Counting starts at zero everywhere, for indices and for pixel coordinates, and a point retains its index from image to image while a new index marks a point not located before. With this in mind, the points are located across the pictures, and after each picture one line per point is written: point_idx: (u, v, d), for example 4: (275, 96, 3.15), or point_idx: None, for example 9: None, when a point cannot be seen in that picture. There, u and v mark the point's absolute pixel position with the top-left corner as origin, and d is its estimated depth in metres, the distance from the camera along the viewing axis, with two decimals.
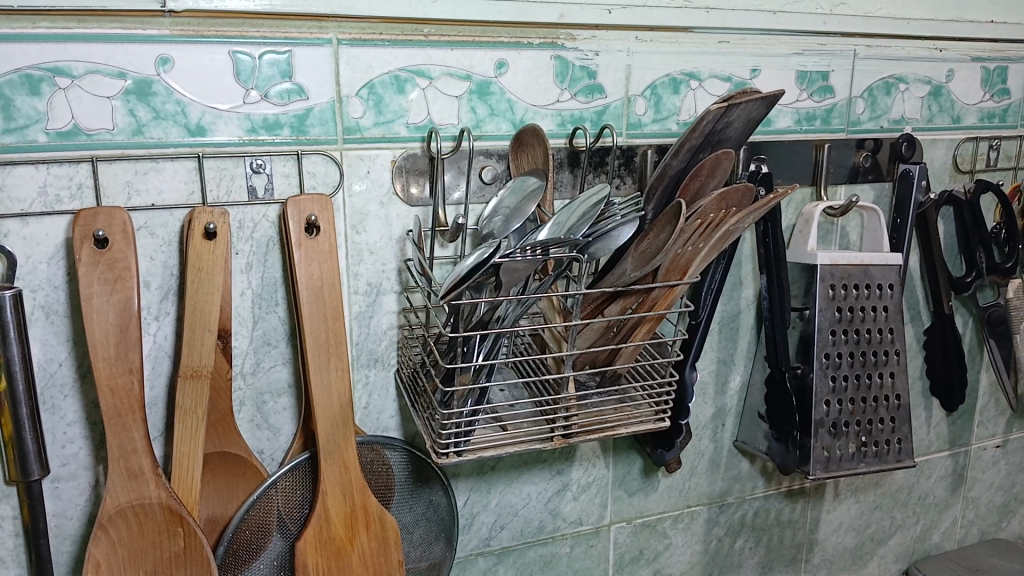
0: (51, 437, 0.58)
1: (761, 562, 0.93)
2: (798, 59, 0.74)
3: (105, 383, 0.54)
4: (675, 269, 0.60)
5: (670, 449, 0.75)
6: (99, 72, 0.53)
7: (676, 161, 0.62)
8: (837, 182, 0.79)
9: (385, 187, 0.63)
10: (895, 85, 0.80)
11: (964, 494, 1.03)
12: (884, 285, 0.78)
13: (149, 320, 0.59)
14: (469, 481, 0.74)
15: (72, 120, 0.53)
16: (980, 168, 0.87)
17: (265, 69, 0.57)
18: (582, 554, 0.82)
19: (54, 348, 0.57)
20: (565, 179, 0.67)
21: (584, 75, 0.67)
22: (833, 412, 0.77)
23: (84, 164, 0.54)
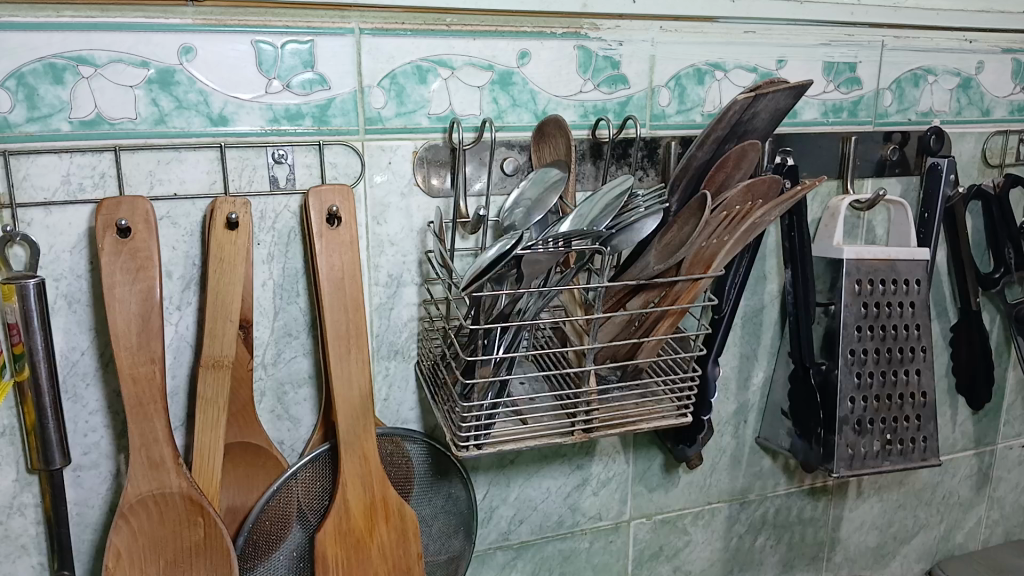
0: (73, 426, 0.58)
1: (783, 560, 0.92)
2: (824, 50, 0.73)
3: (127, 372, 0.54)
4: (699, 262, 0.59)
5: (692, 444, 0.74)
6: (122, 61, 0.53)
7: (700, 152, 0.61)
8: (863, 176, 0.78)
9: (407, 178, 0.62)
10: (923, 77, 0.78)
11: (989, 493, 1.02)
12: (911, 280, 0.77)
13: (171, 309, 0.59)
14: (489, 475, 0.73)
15: (94, 109, 0.53)
16: (1009, 162, 0.86)
17: (288, 59, 0.57)
18: (601, 550, 0.81)
19: (77, 337, 0.57)
20: (587, 171, 0.66)
21: (607, 66, 0.66)
22: (858, 409, 0.76)
23: (107, 154, 0.54)
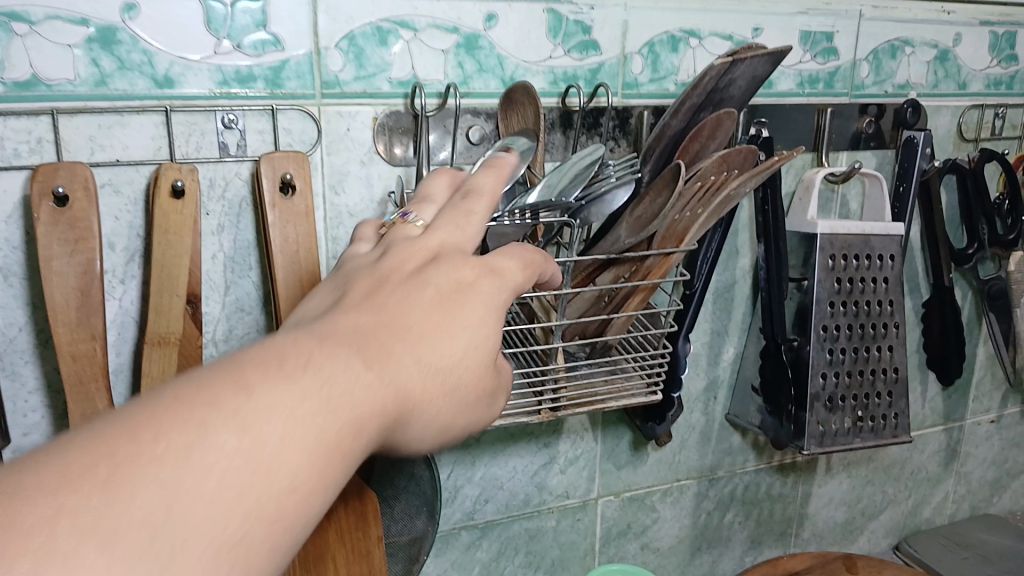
0: (11, 405, 0.55)
1: (751, 536, 0.92)
2: (801, 19, 0.71)
3: (65, 350, 0.51)
4: (671, 237, 0.57)
5: (661, 422, 0.72)
6: (59, 18, 0.49)
7: (675, 121, 0.59)
8: (838, 149, 0.76)
9: (366, 146, 0.60)
10: (900, 48, 0.76)
11: (957, 469, 1.02)
12: (885, 256, 0.75)
13: (114, 283, 0.55)
14: (453, 454, 0.71)
15: (30, 69, 0.50)
16: (984, 137, 0.84)
17: (239, 18, 0.53)
18: (568, 528, 0.80)
19: (13, 312, 0.54)
20: (557, 140, 0.64)
21: (578, 31, 0.63)
22: (829, 385, 0.74)
23: (44, 117, 0.51)
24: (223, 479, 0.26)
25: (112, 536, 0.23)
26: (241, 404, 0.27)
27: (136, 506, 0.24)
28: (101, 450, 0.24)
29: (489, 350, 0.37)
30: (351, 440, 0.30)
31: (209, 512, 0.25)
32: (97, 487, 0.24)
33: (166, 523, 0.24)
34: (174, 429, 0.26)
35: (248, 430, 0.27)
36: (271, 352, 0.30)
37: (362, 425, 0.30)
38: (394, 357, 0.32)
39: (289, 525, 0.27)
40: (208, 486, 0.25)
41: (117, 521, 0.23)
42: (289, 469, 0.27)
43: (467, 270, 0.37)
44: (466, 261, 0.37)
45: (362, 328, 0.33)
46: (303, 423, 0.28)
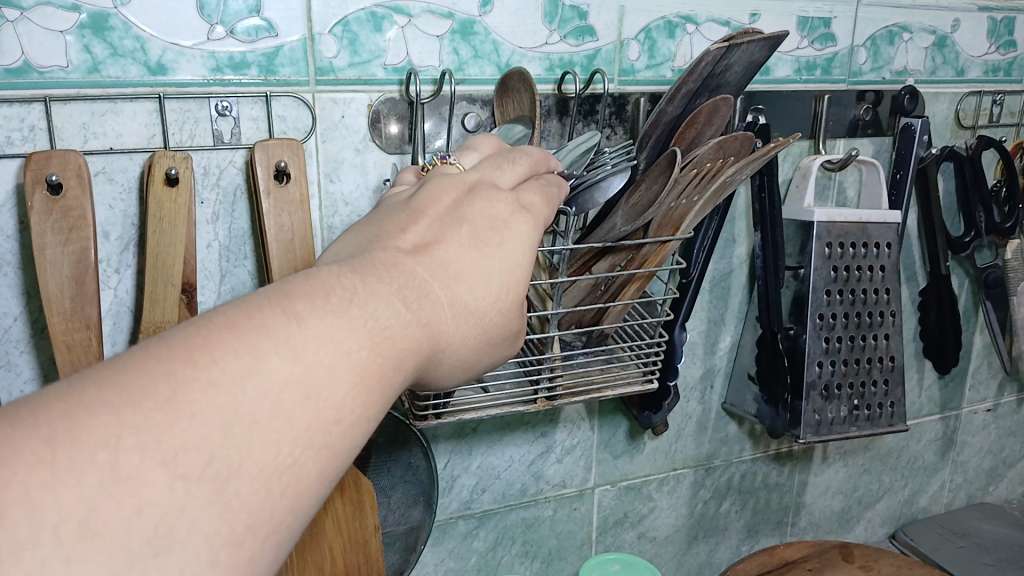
0: (6, 395, 0.55)
1: (747, 525, 0.92)
2: (798, 4, 0.70)
3: (61, 340, 0.50)
4: (668, 224, 0.57)
5: (657, 412, 0.72)
6: (51, 4, 0.49)
7: (671, 106, 0.58)
8: (835, 136, 0.76)
9: (361, 133, 0.59)
10: (898, 34, 0.76)
11: (953, 457, 1.02)
12: (882, 244, 0.75)
13: (108, 272, 0.55)
14: (449, 443, 0.71)
15: (21, 56, 0.49)
16: (982, 124, 0.84)
17: (232, 3, 0.53)
18: (565, 517, 0.80)
19: (6, 301, 0.53)
20: (553, 128, 0.64)
21: (574, 16, 0.63)
22: (826, 373, 0.74)
23: (36, 105, 0.50)
24: (273, 406, 0.26)
25: (170, 456, 0.24)
26: (290, 332, 0.28)
27: (194, 429, 0.24)
28: (159, 371, 0.25)
29: (516, 294, 0.38)
30: (389, 373, 0.31)
31: (262, 439, 0.26)
32: (158, 405, 0.24)
33: (223, 445, 0.25)
34: (230, 355, 0.26)
35: (299, 356, 0.27)
36: (315, 283, 0.30)
37: (399, 360, 0.31)
38: (427, 295, 0.33)
39: (336, 451, 0.28)
40: (261, 413, 0.26)
41: (181, 438, 0.24)
42: (334, 398, 0.28)
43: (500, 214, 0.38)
44: (497, 204, 0.38)
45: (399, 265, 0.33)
46: (345, 355, 0.29)
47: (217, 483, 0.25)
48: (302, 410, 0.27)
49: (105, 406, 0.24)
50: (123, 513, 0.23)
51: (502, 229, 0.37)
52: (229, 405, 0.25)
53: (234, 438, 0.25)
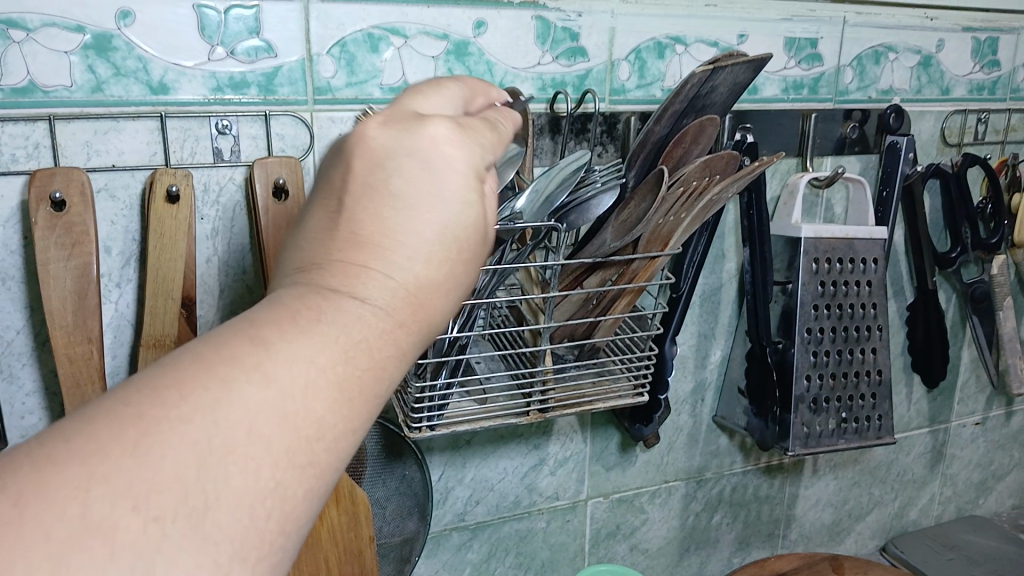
0: (9, 408, 0.56)
1: (739, 537, 0.93)
2: (785, 25, 0.72)
3: (63, 353, 0.52)
4: (657, 240, 0.58)
5: (648, 424, 0.74)
6: (56, 25, 0.50)
7: (659, 126, 0.60)
8: (823, 154, 0.78)
9: None
10: (884, 54, 0.78)
11: (943, 470, 1.03)
12: (868, 259, 0.76)
13: (110, 287, 0.56)
14: (444, 455, 0.72)
15: (27, 75, 0.51)
16: (967, 141, 0.85)
17: (232, 24, 0.54)
18: (558, 529, 0.81)
19: (10, 315, 0.54)
20: (546, 146, 0.65)
21: (566, 37, 0.64)
22: (814, 386, 0.75)
23: (41, 123, 0.52)
24: (253, 440, 0.25)
25: (143, 496, 0.22)
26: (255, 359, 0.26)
27: (164, 472, 0.23)
28: (124, 413, 0.23)
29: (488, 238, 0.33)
30: (377, 377, 0.29)
31: (242, 469, 0.24)
32: (125, 452, 0.23)
33: (198, 481, 0.23)
34: (198, 390, 0.25)
35: (270, 381, 0.26)
36: (278, 306, 0.28)
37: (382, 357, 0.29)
38: (396, 281, 0.29)
39: (324, 467, 0.27)
40: (238, 449, 0.24)
41: (151, 478, 0.23)
42: (314, 416, 0.26)
43: (461, 143, 0.32)
44: (456, 131, 0.32)
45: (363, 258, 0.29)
46: (320, 371, 0.27)
47: (197, 523, 0.23)
48: (284, 433, 0.25)
49: (68, 460, 0.22)
50: (98, 558, 0.21)
51: (468, 164, 0.32)
52: (200, 442, 0.24)
53: (214, 476, 0.24)
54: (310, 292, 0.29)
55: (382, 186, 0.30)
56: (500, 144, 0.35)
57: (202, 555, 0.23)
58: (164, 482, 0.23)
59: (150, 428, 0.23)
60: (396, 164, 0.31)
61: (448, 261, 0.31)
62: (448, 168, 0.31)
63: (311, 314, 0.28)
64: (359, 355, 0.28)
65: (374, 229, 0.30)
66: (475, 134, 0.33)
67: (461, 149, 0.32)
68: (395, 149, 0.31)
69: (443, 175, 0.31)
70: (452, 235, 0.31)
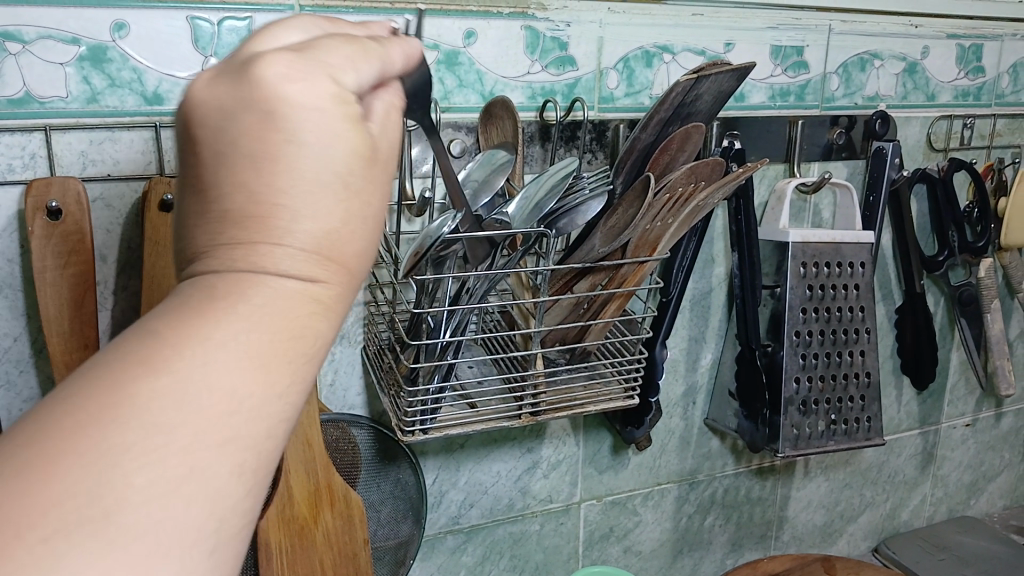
0: (6, 414, 0.57)
1: (731, 539, 0.94)
2: (771, 33, 0.73)
3: (59, 359, 0.52)
4: (645, 245, 0.58)
5: (639, 426, 0.74)
6: (52, 37, 0.51)
7: (645, 134, 0.60)
8: (810, 159, 0.79)
9: None
10: (870, 61, 0.79)
11: (934, 472, 1.04)
12: (856, 263, 0.77)
13: (106, 294, 0.57)
14: (437, 459, 0.73)
15: (23, 87, 0.52)
16: (953, 146, 0.86)
17: (225, 36, 0.55)
18: (552, 532, 0.81)
19: (8, 323, 0.55)
20: (536, 153, 0.66)
21: (555, 47, 0.65)
22: (802, 389, 0.76)
23: (37, 134, 0.53)
24: (182, 434, 0.24)
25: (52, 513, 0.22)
26: (160, 361, 0.25)
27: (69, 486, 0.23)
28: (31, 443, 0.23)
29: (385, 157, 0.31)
30: (297, 339, 0.28)
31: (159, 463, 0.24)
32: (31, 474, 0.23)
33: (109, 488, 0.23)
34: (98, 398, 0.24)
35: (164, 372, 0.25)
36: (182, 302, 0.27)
37: (309, 315, 0.29)
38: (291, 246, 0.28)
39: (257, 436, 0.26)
40: (171, 456, 0.24)
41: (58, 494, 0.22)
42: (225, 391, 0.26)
43: (310, 71, 0.28)
44: (295, 61, 0.28)
45: (256, 234, 0.28)
46: (236, 350, 0.26)
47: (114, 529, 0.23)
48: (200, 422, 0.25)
49: None
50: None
51: (321, 92, 0.28)
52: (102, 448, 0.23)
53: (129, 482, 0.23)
54: (212, 278, 0.28)
55: (250, 151, 0.28)
56: (385, 54, 0.32)
57: (162, 562, 0.24)
58: (103, 503, 0.23)
59: (76, 452, 0.23)
60: (256, 123, 0.28)
61: (352, 207, 0.29)
62: (316, 113, 0.28)
63: (221, 297, 0.27)
64: (271, 322, 0.27)
65: (257, 202, 0.28)
66: (326, 52, 0.29)
67: (327, 83, 0.28)
68: (248, 105, 0.28)
69: (311, 123, 0.28)
70: (345, 182, 0.29)
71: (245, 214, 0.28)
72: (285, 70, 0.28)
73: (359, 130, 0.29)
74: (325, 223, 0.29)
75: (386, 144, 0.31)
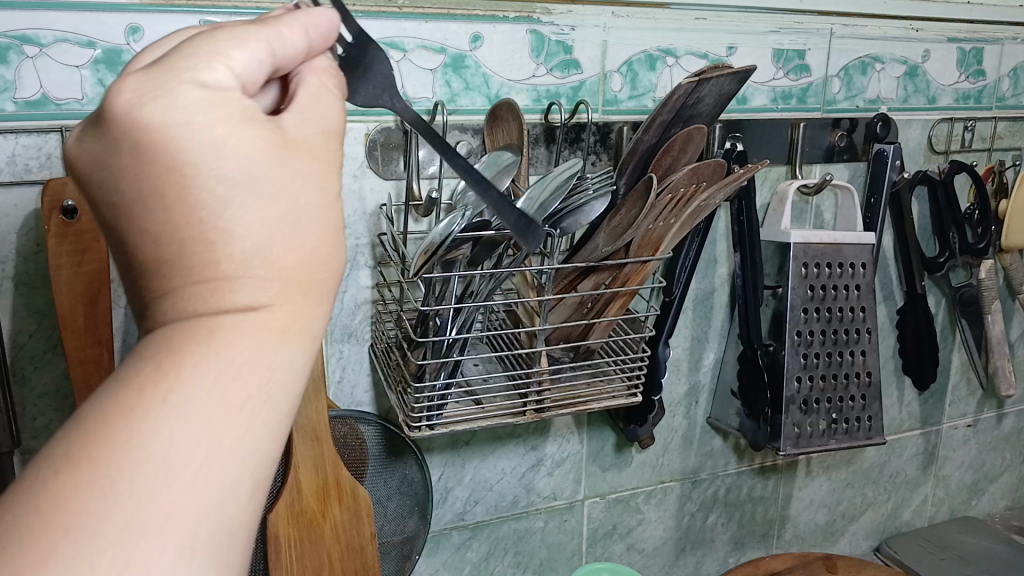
0: (22, 409, 0.58)
1: (734, 537, 0.95)
2: (773, 37, 0.74)
3: (73, 355, 0.54)
4: (647, 245, 0.60)
5: (642, 425, 0.76)
6: (68, 41, 0.52)
7: (648, 135, 0.61)
8: (812, 161, 0.80)
9: (359, 160, 0.63)
10: (871, 64, 0.80)
11: (935, 472, 1.05)
12: (857, 264, 0.78)
13: (120, 292, 0.58)
14: (443, 455, 0.74)
15: (40, 89, 0.53)
16: (954, 149, 0.87)
17: None
18: (556, 529, 0.82)
19: (24, 319, 0.56)
20: (541, 155, 0.67)
21: (560, 50, 0.66)
22: (804, 388, 0.77)
23: (54, 135, 0.54)
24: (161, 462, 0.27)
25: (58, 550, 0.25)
26: (125, 425, 0.27)
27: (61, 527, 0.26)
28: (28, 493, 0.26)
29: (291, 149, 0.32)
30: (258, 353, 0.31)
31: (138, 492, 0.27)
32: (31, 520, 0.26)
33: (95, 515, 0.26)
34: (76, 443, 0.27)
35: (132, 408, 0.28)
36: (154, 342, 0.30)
37: (267, 320, 0.32)
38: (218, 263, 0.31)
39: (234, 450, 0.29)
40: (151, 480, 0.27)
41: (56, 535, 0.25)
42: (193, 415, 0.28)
43: (175, 88, 0.30)
44: (154, 84, 0.30)
45: (194, 257, 0.31)
46: (203, 379, 0.29)
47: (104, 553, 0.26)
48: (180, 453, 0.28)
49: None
50: None
51: (191, 101, 0.29)
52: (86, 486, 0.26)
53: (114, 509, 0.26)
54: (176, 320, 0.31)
55: (156, 185, 0.30)
56: (276, 36, 0.32)
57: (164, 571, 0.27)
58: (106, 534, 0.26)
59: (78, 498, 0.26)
60: (146, 158, 0.30)
61: (275, 196, 0.31)
62: (193, 125, 0.29)
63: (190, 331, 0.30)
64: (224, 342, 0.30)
65: (176, 230, 0.30)
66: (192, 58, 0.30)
67: (200, 91, 0.30)
68: (135, 143, 0.30)
69: (195, 137, 0.30)
70: (256, 178, 0.31)
71: (173, 243, 0.31)
72: (152, 91, 0.29)
73: (252, 122, 0.31)
74: (251, 220, 0.31)
75: (300, 121, 0.33)
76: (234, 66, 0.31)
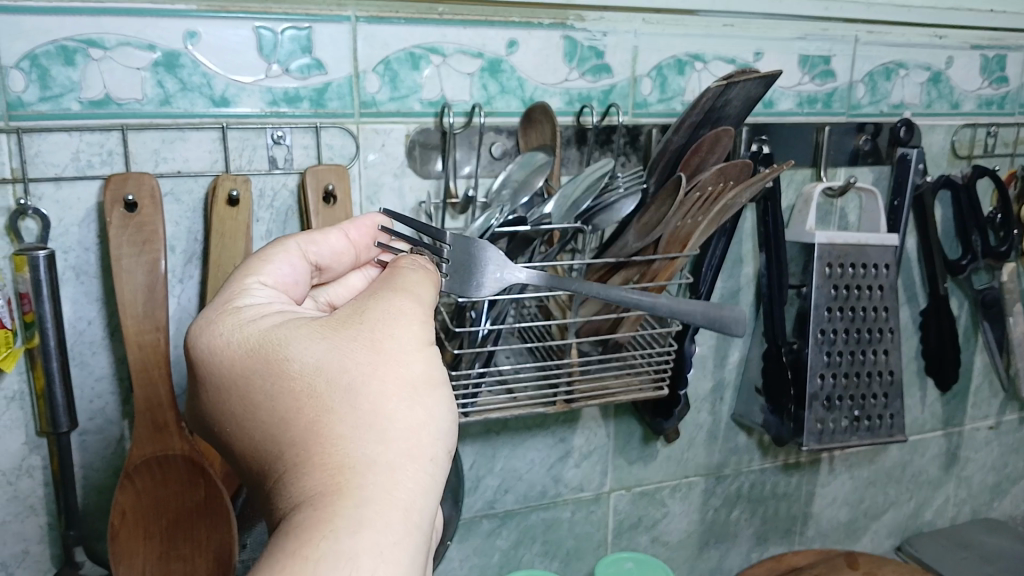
0: (80, 392, 0.62)
1: (757, 532, 0.96)
2: (799, 44, 0.77)
3: (133, 340, 0.57)
4: (676, 242, 0.62)
5: (668, 418, 0.78)
6: (130, 44, 0.56)
7: (677, 136, 0.64)
8: (837, 165, 0.82)
9: (399, 160, 0.66)
10: (895, 70, 0.82)
11: (958, 473, 1.06)
12: (880, 265, 0.80)
13: (174, 282, 0.62)
14: (476, 444, 0.77)
15: (103, 90, 0.56)
16: (977, 154, 0.89)
17: (287, 44, 0.60)
18: (583, 519, 0.85)
19: (84, 307, 0.60)
20: (572, 156, 0.70)
21: (592, 56, 0.69)
22: (827, 385, 0.79)
23: (115, 133, 0.57)
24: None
25: None
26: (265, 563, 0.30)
27: None
28: None
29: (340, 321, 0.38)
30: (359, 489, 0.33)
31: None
32: None
33: None
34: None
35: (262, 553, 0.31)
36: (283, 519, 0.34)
37: (359, 466, 0.34)
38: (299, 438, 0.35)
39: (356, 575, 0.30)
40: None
41: None
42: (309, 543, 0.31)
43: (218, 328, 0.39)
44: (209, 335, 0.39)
45: (287, 440, 0.36)
46: (316, 519, 0.32)
47: None
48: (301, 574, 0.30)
49: None
50: None
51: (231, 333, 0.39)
52: None
53: None
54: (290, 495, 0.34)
55: (241, 403, 0.38)
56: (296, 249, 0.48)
57: None
58: None
59: None
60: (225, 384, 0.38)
61: (326, 363, 0.36)
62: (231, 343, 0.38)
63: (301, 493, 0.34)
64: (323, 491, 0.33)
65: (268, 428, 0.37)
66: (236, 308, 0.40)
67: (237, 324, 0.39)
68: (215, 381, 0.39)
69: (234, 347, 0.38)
70: (298, 354, 0.36)
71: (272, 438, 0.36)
72: (198, 335, 0.40)
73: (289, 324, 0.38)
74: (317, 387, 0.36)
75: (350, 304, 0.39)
76: (261, 293, 0.42)
